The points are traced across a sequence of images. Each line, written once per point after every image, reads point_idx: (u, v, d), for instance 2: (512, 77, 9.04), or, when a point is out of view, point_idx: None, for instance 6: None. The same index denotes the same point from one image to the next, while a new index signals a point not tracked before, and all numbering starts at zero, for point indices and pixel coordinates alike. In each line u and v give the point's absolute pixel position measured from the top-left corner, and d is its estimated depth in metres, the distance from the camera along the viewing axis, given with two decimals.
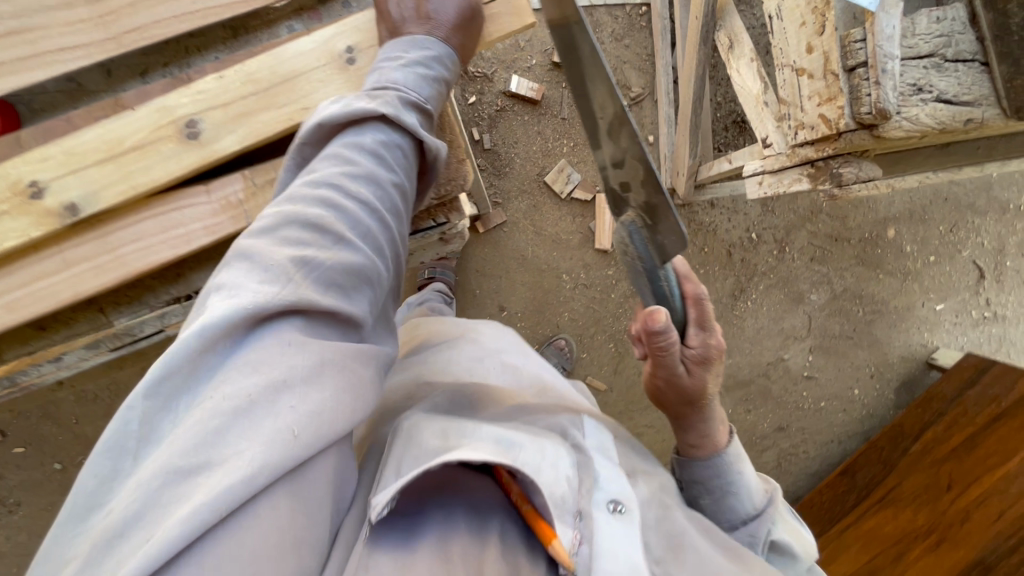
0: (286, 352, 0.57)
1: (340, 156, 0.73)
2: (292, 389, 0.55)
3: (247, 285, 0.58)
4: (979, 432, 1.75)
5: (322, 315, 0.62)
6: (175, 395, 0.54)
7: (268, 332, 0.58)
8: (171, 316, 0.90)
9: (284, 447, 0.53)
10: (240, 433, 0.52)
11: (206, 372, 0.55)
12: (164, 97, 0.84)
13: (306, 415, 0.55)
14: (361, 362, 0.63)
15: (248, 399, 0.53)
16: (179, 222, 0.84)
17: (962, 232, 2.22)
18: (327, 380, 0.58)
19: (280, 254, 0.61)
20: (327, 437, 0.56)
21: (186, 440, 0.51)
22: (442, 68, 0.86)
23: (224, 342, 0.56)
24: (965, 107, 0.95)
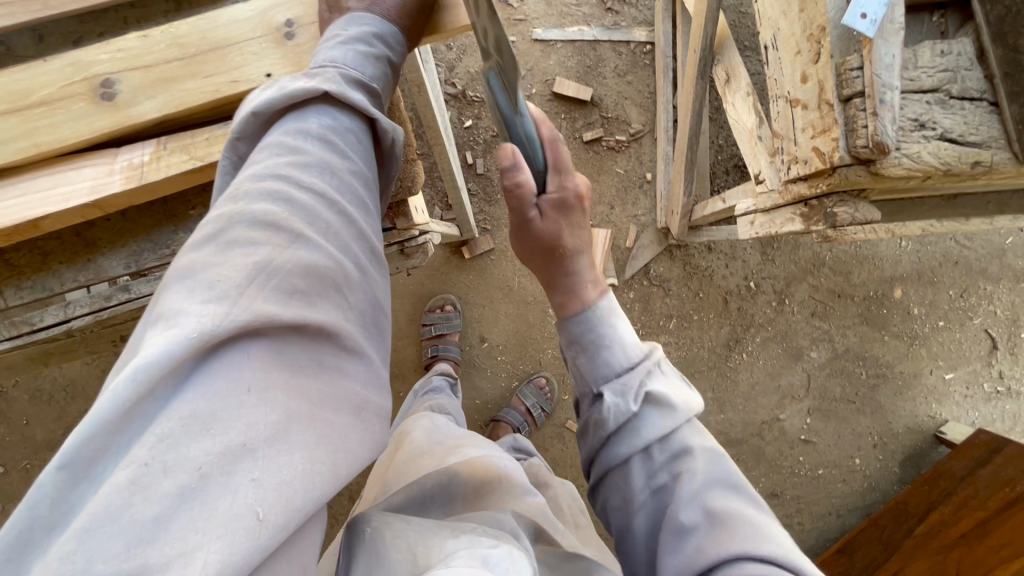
0: (237, 399, 0.47)
1: (285, 145, 0.64)
2: (252, 448, 0.45)
3: (189, 311, 0.49)
4: (990, 518, 1.58)
5: (283, 341, 0.53)
6: (90, 465, 0.43)
7: (211, 370, 0.48)
8: (75, 305, 0.86)
9: (252, 533, 0.43)
10: (190, 519, 0.41)
11: (127, 432, 0.44)
12: (79, 53, 0.80)
13: (273, 481, 0.45)
14: (331, 403, 0.53)
15: (199, 469, 0.43)
16: (70, 179, 0.80)
17: (974, 298, 2.09)
18: (295, 433, 0.48)
19: (229, 271, 0.52)
20: (305, 506, 0.46)
21: (117, 534, 0.39)
22: (388, 47, 0.79)
23: (151, 388, 0.45)
24: (972, 148, 0.86)
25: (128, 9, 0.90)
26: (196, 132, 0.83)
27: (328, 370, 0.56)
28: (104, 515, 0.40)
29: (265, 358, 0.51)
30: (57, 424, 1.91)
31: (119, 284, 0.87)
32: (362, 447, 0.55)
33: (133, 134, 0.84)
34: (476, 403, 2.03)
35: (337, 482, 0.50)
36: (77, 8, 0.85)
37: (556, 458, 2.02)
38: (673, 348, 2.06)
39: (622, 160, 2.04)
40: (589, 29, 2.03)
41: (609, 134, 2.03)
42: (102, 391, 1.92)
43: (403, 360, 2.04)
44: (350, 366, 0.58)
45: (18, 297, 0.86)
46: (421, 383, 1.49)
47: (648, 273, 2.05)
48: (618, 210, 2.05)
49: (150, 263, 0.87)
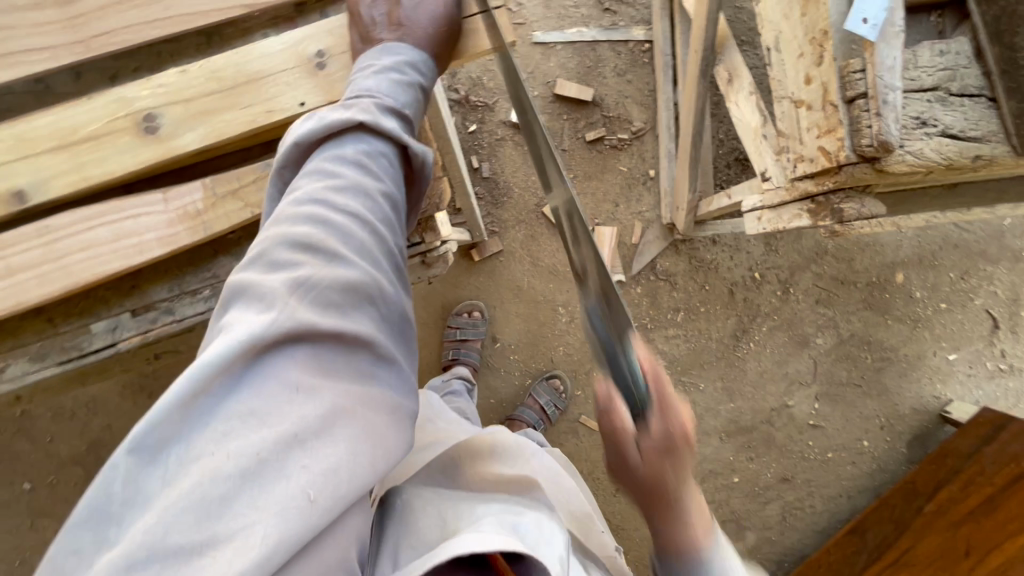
0: (289, 397, 0.51)
1: (323, 169, 0.68)
2: (303, 439, 0.49)
3: (243, 318, 0.54)
4: (998, 494, 1.63)
5: (325, 347, 0.57)
6: (160, 452, 0.48)
7: (263, 373, 0.52)
8: (122, 329, 0.89)
9: (302, 514, 0.46)
10: (252, 498, 0.46)
11: (192, 428, 0.49)
12: (121, 89, 0.84)
13: (321, 467, 0.49)
14: (370, 403, 0.56)
15: (258, 454, 0.47)
16: (133, 231, 0.83)
17: (975, 279, 2.13)
18: (339, 427, 0.52)
19: (275, 282, 0.57)
20: (348, 495, 0.49)
21: (186, 510, 0.44)
22: (419, 74, 0.82)
23: (212, 385, 0.51)
24: (973, 144, 0.90)
25: (162, 45, 0.93)
26: (241, 175, 0.86)
27: (365, 378, 0.58)
28: (177, 495, 0.45)
29: (311, 363, 0.55)
30: (81, 440, 1.95)
31: (163, 308, 0.90)
32: (398, 447, 0.57)
33: (171, 165, 0.88)
34: (491, 402, 2.07)
35: (375, 478, 0.53)
36: (113, 47, 0.88)
37: (571, 453, 2.06)
38: (681, 340, 2.10)
39: (625, 158, 2.07)
40: (588, 30, 2.06)
41: (612, 133, 2.06)
42: (124, 406, 1.96)
43: (419, 364, 2.07)
44: (385, 375, 0.61)
45: (67, 326, 0.89)
46: (441, 382, 1.52)
47: (655, 268, 2.09)
48: (623, 208, 2.09)
49: (193, 286, 0.90)
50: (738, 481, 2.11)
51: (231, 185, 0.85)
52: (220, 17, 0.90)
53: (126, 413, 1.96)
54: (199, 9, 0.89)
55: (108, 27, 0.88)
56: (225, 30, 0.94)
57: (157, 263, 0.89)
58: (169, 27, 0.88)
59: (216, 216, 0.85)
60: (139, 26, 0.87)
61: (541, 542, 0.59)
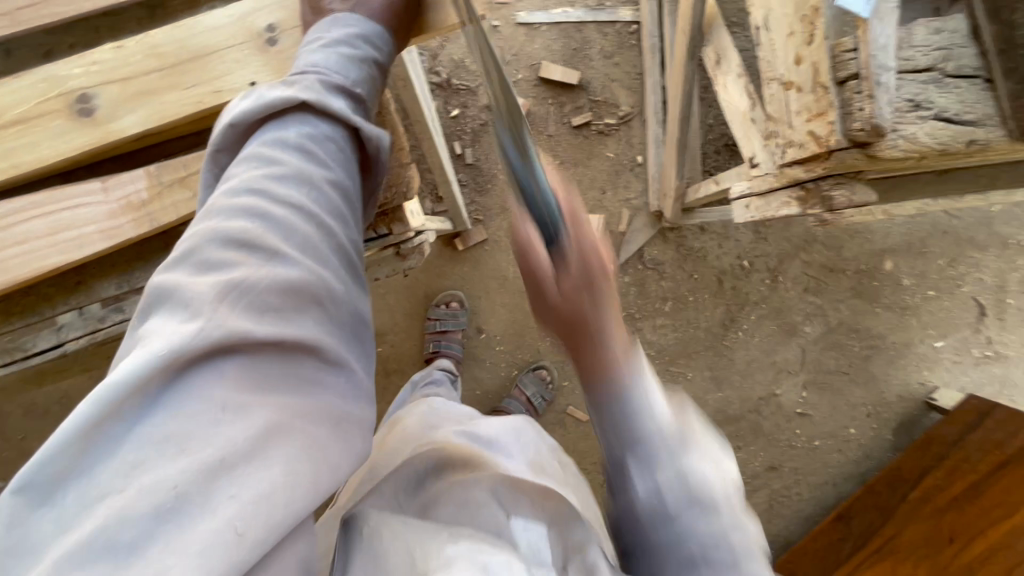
0: (213, 417, 0.47)
1: (262, 158, 0.62)
2: (229, 463, 0.45)
3: (163, 332, 0.49)
4: (982, 481, 1.63)
5: (260, 357, 0.52)
6: (63, 488, 0.44)
7: (185, 390, 0.48)
8: (68, 328, 0.83)
9: (229, 549, 0.42)
10: (166, 539, 0.41)
11: (99, 458, 0.45)
12: (53, 67, 0.77)
13: (250, 495, 0.45)
14: (310, 415, 0.52)
15: (173, 488, 0.43)
16: (72, 224, 0.77)
17: (962, 267, 2.11)
18: (275, 448, 0.48)
19: (200, 288, 0.52)
20: (285, 522, 0.45)
21: (89, 558, 0.40)
22: (373, 48, 0.76)
23: (122, 410, 0.46)
24: (967, 127, 0.86)
25: (100, 18, 0.86)
26: (190, 163, 0.80)
27: (308, 385, 0.54)
28: (74, 543, 0.40)
29: (241, 377, 0.50)
30: None
31: (111, 305, 0.84)
32: (343, 462, 0.53)
33: (114, 150, 0.82)
34: (476, 394, 2.04)
35: (316, 496, 0.48)
36: (47, 22, 0.82)
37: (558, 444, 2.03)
38: (669, 329, 2.08)
39: (612, 143, 2.02)
40: (574, 11, 1.99)
41: (598, 118, 2.01)
42: None
43: (402, 356, 2.03)
44: (330, 380, 0.56)
45: (9, 325, 0.83)
46: (420, 375, 1.47)
47: (643, 257, 2.05)
48: (610, 195, 2.04)
49: (143, 282, 0.84)
50: None
51: (178, 173, 0.79)
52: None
53: None
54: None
55: (40, 0, 0.81)
56: (172, 5, 0.87)
57: (102, 257, 0.84)
58: (108, 1, 0.82)
59: (164, 208, 0.79)
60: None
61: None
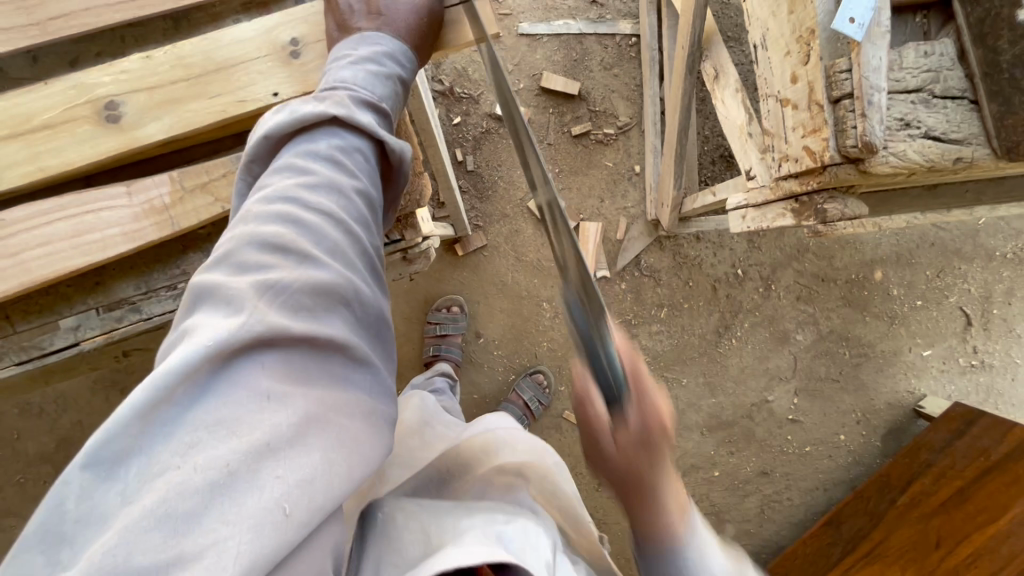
0: (259, 405, 0.50)
1: (294, 165, 0.65)
2: (275, 449, 0.48)
3: (210, 324, 0.53)
4: (968, 487, 1.67)
5: (298, 353, 0.55)
6: (119, 466, 0.46)
7: (232, 381, 0.51)
8: (86, 327, 0.85)
9: (277, 528, 0.45)
10: (220, 513, 0.44)
11: (155, 437, 0.47)
12: (80, 75, 0.79)
13: (294, 479, 0.48)
14: (344, 409, 0.55)
15: (227, 466, 0.46)
16: (95, 226, 0.79)
17: (950, 278, 2.17)
18: (313, 437, 0.50)
19: (242, 284, 0.55)
20: (325, 506, 0.48)
21: (151, 527, 0.42)
22: (399, 65, 0.79)
23: (176, 394, 0.49)
24: (954, 146, 0.90)
25: (125, 29, 0.88)
26: (211, 170, 0.82)
27: (340, 382, 0.57)
28: (136, 512, 0.43)
29: (281, 370, 0.53)
30: (50, 436, 1.88)
31: (129, 306, 0.86)
32: (374, 455, 0.55)
33: (136, 156, 0.84)
34: (475, 397, 2.06)
35: (351, 484, 0.51)
36: (74, 31, 0.84)
37: (555, 449, 2.06)
38: (665, 336, 2.12)
39: (611, 153, 2.06)
40: (575, 23, 2.03)
41: (597, 128, 2.05)
42: (95, 402, 1.89)
43: (401, 359, 2.05)
44: (359, 378, 0.59)
45: (27, 324, 0.85)
46: (422, 377, 1.48)
47: (640, 264, 2.09)
48: (609, 203, 2.08)
49: (161, 283, 0.86)
50: (719, 475, 2.13)
51: (199, 179, 0.82)
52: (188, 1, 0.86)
53: (96, 410, 1.89)
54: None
55: (68, 10, 0.83)
56: (194, 15, 0.90)
57: (122, 261, 0.85)
58: (134, 12, 0.84)
59: (185, 213, 0.81)
60: (102, 10, 0.83)
61: (527, 545, 0.56)
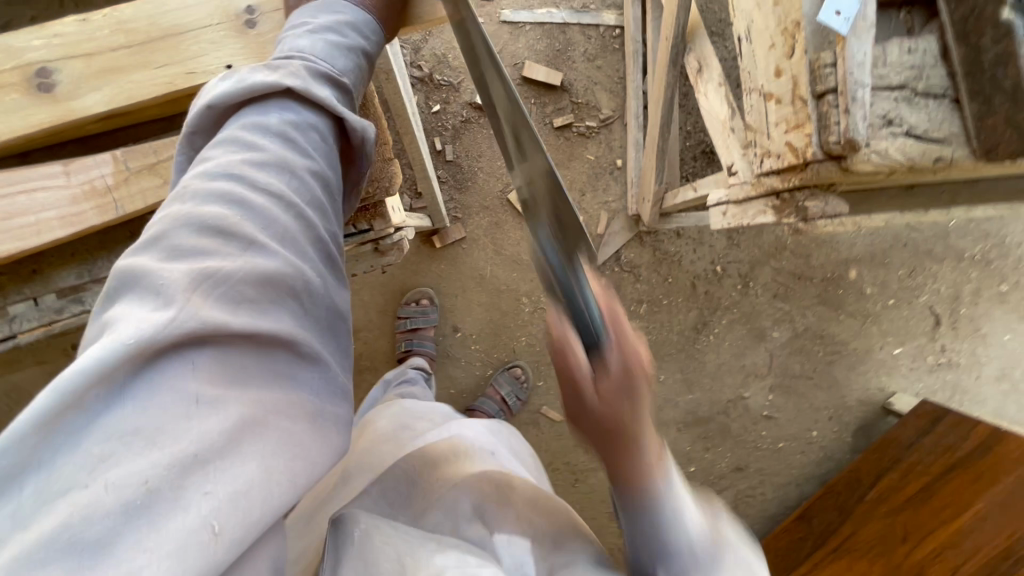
0: (187, 410, 0.46)
1: (238, 141, 0.61)
2: (204, 459, 0.44)
3: (133, 317, 0.48)
4: (933, 483, 1.70)
5: (235, 349, 0.51)
6: (17, 480, 0.42)
7: (155, 383, 0.46)
8: (22, 320, 0.79)
9: (205, 549, 0.42)
10: (137, 536, 0.40)
11: (59, 447, 0.43)
12: (8, 37, 0.73)
13: (226, 491, 0.44)
14: (285, 411, 0.52)
15: (146, 483, 0.42)
16: (29, 208, 0.73)
17: (921, 277, 2.20)
18: (248, 444, 0.47)
19: (173, 275, 0.51)
20: (263, 519, 0.46)
21: (53, 556, 0.38)
22: (362, 37, 0.74)
23: (88, 399, 0.44)
24: (935, 145, 0.89)
25: None
26: (158, 149, 0.77)
27: (284, 381, 0.53)
28: (36, 535, 0.39)
29: (215, 367, 0.49)
30: None
31: (72, 296, 0.80)
32: (324, 457, 0.53)
33: (76, 130, 0.79)
34: (451, 393, 2.03)
35: (295, 493, 0.49)
36: None
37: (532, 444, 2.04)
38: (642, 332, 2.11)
39: (592, 146, 2.03)
40: (558, 12, 1.99)
41: (579, 120, 2.01)
42: None
43: (375, 353, 2.01)
44: (306, 374, 0.56)
45: None
46: (394, 374, 1.44)
47: (619, 259, 2.08)
48: (589, 197, 2.05)
49: (106, 271, 0.81)
50: (694, 471, 2.15)
51: (146, 159, 0.76)
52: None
53: None
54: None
55: None
56: None
57: (61, 248, 0.80)
58: None
59: (133, 198, 0.76)
60: None
61: None
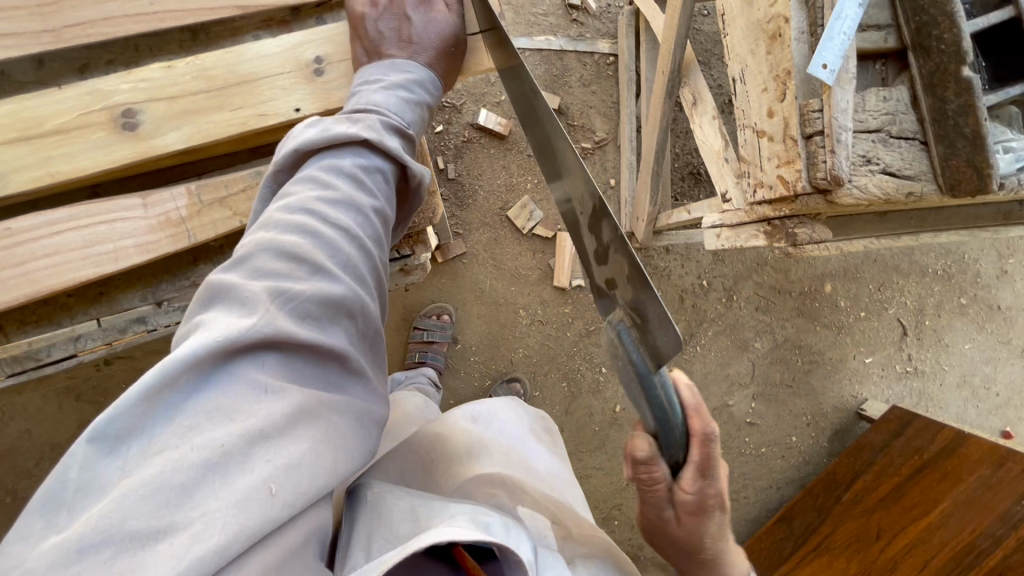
0: (257, 397, 0.55)
1: (318, 179, 0.70)
2: (267, 436, 0.53)
3: (222, 321, 0.57)
4: (904, 483, 1.84)
5: (298, 356, 0.59)
6: (119, 442, 0.51)
7: (232, 374, 0.56)
8: (86, 339, 0.88)
9: (264, 505, 0.51)
10: (212, 489, 0.50)
11: (156, 419, 0.52)
12: (100, 82, 0.84)
13: (281, 463, 0.53)
14: (336, 407, 0.60)
15: (222, 447, 0.51)
16: (108, 237, 0.83)
17: (889, 291, 2.37)
18: (303, 428, 0.56)
19: (254, 288, 0.60)
20: (310, 491, 0.54)
21: (147, 500, 0.47)
22: (425, 91, 0.85)
23: (178, 381, 0.53)
24: (907, 181, 1.01)
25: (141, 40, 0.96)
26: (231, 184, 0.87)
27: (334, 388, 0.61)
28: (136, 482, 0.48)
29: (280, 368, 0.58)
30: None
31: (133, 316, 0.89)
32: (359, 453, 0.61)
33: (151, 165, 0.90)
34: (450, 404, 2.08)
35: (336, 477, 0.57)
36: (88, 39, 0.90)
37: None
38: None
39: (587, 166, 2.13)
40: (556, 39, 2.10)
41: (575, 142, 2.11)
42: (47, 409, 1.79)
43: None
44: (354, 389, 0.63)
45: (27, 333, 0.88)
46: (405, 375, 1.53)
47: None
48: None
49: (168, 294, 0.90)
50: None
51: (218, 193, 0.87)
52: (208, 16, 0.94)
53: (46, 419, 1.79)
54: (188, 7, 0.93)
55: (81, 19, 0.90)
56: (213, 29, 0.99)
57: (125, 273, 0.89)
58: (150, 24, 0.91)
59: (206, 227, 0.86)
60: (119, 20, 0.90)
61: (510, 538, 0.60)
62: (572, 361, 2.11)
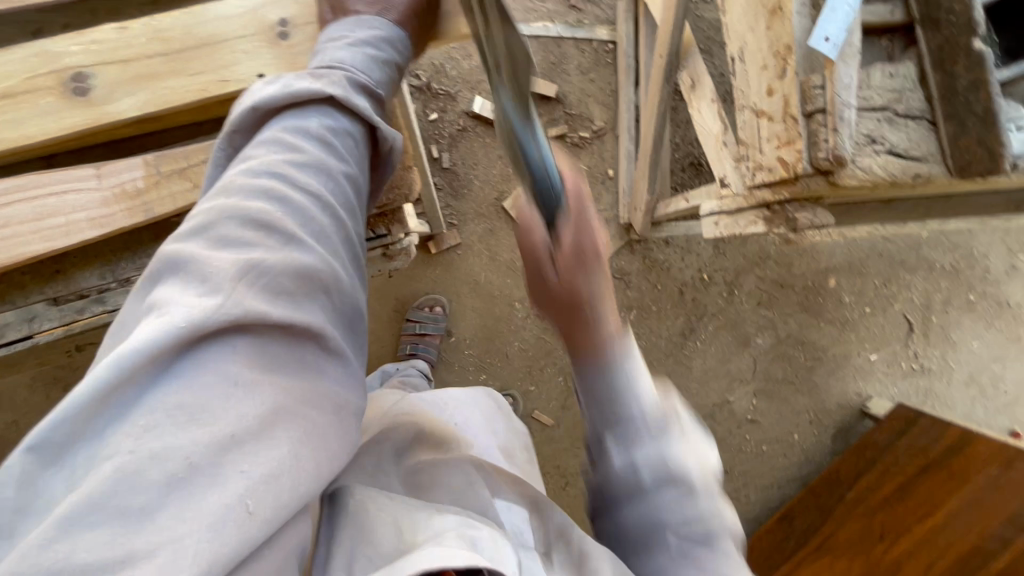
0: (225, 392, 0.50)
1: (284, 142, 0.67)
2: (240, 440, 0.48)
3: (180, 303, 0.52)
4: (909, 483, 1.78)
5: (272, 339, 0.55)
6: (69, 447, 0.46)
7: (196, 367, 0.50)
8: (42, 320, 0.91)
9: (240, 525, 0.45)
10: (176, 507, 0.44)
11: (110, 422, 0.47)
12: (51, 44, 0.86)
13: (259, 472, 0.48)
14: (314, 401, 0.55)
15: (188, 457, 0.46)
16: (62, 210, 0.86)
17: (895, 286, 2.31)
18: (280, 429, 0.51)
19: (221, 264, 0.55)
20: (290, 504, 0.49)
21: (104, 520, 0.42)
22: (393, 50, 0.85)
23: (133, 378, 0.48)
24: (914, 162, 0.95)
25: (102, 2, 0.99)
26: (190, 157, 0.90)
27: (311, 371, 0.57)
28: (89, 495, 0.43)
29: (250, 354, 0.53)
30: None
31: (91, 297, 0.93)
32: (341, 447, 0.57)
33: (110, 136, 0.94)
34: None
35: (318, 480, 0.52)
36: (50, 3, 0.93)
37: None
38: None
39: (585, 156, 2.09)
40: (553, 26, 2.05)
41: (573, 131, 2.07)
42: (33, 400, 1.75)
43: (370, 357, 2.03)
44: (331, 369, 0.59)
45: None
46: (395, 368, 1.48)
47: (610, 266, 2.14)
48: None
49: (126, 273, 0.93)
50: None
51: (177, 164, 0.90)
52: None
53: (32, 409, 1.76)
54: None
55: None
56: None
57: (81, 251, 0.93)
58: None
59: (164, 200, 0.89)
60: None
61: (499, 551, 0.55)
62: (568, 356, 2.06)
